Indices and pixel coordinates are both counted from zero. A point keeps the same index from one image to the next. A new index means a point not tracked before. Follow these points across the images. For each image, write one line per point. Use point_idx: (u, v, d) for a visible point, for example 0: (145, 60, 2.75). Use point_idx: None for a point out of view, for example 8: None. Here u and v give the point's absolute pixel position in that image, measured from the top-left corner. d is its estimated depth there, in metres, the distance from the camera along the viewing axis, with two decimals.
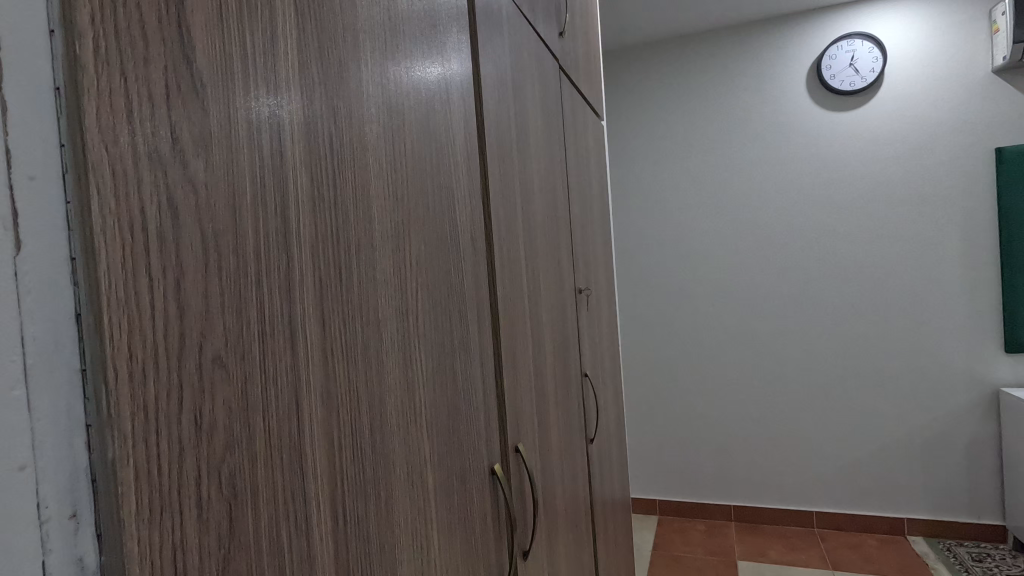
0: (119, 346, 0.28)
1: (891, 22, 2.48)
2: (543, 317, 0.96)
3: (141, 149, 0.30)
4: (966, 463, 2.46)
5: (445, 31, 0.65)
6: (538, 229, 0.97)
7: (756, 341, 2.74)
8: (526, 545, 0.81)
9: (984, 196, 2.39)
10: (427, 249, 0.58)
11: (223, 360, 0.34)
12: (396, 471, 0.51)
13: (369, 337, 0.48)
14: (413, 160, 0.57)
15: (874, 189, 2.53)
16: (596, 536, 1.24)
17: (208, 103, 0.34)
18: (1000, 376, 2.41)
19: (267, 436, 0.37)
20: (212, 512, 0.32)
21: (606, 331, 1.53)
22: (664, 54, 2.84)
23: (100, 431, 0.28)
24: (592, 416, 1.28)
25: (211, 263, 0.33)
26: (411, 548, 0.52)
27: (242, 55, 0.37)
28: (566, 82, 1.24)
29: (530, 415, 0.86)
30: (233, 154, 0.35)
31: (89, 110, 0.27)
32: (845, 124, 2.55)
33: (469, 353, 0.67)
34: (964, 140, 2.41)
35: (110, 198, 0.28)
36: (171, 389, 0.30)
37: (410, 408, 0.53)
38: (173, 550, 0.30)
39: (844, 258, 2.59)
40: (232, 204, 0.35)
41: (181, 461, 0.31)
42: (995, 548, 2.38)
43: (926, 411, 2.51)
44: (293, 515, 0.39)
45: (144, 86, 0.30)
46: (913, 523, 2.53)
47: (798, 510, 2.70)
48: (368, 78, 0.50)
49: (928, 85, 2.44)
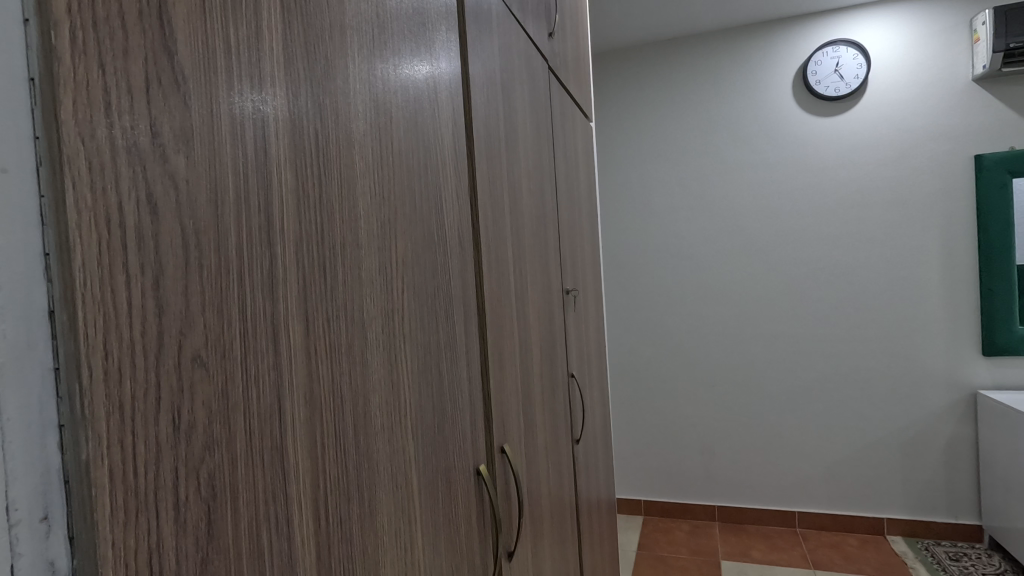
0: (95, 344, 0.27)
1: (876, 30, 2.52)
2: (530, 317, 0.96)
3: (119, 143, 0.29)
4: (944, 464, 2.51)
5: (434, 29, 0.65)
6: (526, 229, 0.97)
7: (741, 343, 2.76)
8: (511, 546, 0.80)
9: (964, 202, 2.43)
10: (413, 249, 0.58)
11: (204, 358, 0.33)
12: (380, 473, 0.50)
13: (353, 337, 0.47)
14: (399, 157, 0.56)
15: (858, 193, 2.56)
16: (582, 538, 1.25)
17: (190, 98, 0.33)
18: (977, 378, 2.46)
19: (248, 437, 0.36)
20: (191, 513, 0.32)
21: (592, 329, 1.53)
22: (654, 56, 2.84)
23: (74, 430, 0.27)
24: (579, 417, 1.29)
25: (191, 261, 0.33)
26: (394, 550, 0.52)
27: (225, 50, 0.36)
28: (555, 82, 1.24)
29: (516, 415, 0.86)
30: (215, 149, 0.35)
31: (65, 101, 0.27)
32: (829, 129, 2.59)
33: (456, 353, 0.67)
34: (945, 146, 2.45)
35: (86, 191, 0.27)
36: (148, 388, 0.30)
37: (396, 408, 0.53)
38: (149, 553, 0.29)
39: (827, 260, 2.62)
40: (214, 200, 0.34)
41: (157, 463, 0.30)
42: (971, 547, 2.42)
43: (906, 413, 2.55)
44: (273, 516, 0.38)
45: (123, 78, 0.29)
46: (893, 523, 2.57)
47: (781, 510, 2.73)
48: (356, 75, 0.50)
49: (910, 91, 2.48)
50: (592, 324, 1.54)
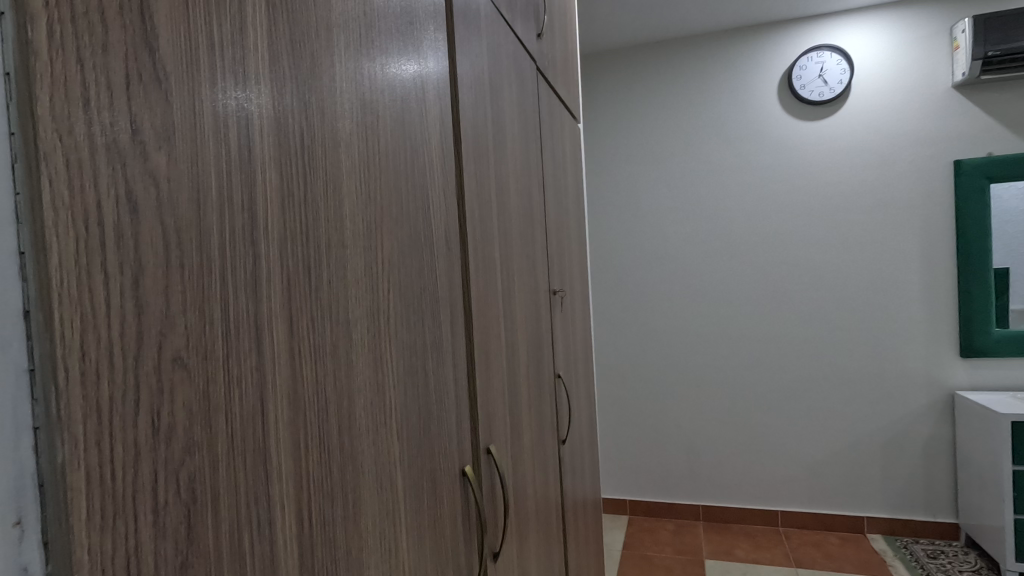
0: (72, 345, 0.27)
1: (860, 36, 2.56)
2: (517, 316, 0.96)
3: (98, 140, 0.28)
4: (923, 463, 2.56)
5: (422, 28, 0.65)
6: (513, 227, 0.97)
7: (726, 344, 2.79)
8: (496, 546, 0.80)
9: (944, 206, 2.48)
10: (400, 249, 0.58)
11: (185, 359, 0.33)
12: (365, 475, 0.50)
13: (338, 338, 0.47)
14: (385, 155, 0.56)
15: (841, 196, 2.60)
16: (567, 537, 1.25)
17: (172, 95, 0.33)
18: (955, 379, 2.51)
19: (230, 439, 0.36)
20: (171, 516, 0.31)
21: (578, 326, 1.54)
22: (643, 58, 2.86)
23: (50, 433, 0.26)
24: (565, 417, 1.29)
25: (172, 261, 0.32)
26: (379, 552, 0.52)
27: (208, 45, 0.36)
28: (543, 82, 1.24)
29: (502, 414, 0.86)
30: (197, 148, 0.34)
31: (41, 96, 0.26)
32: (813, 133, 2.62)
33: (442, 353, 0.66)
34: (925, 152, 2.50)
35: (63, 190, 0.27)
36: (127, 389, 0.29)
37: (380, 408, 0.53)
38: (127, 558, 0.29)
39: (810, 262, 2.65)
40: (196, 199, 0.34)
41: (136, 465, 0.29)
42: (948, 545, 2.48)
43: (887, 413, 2.59)
44: (255, 519, 0.38)
45: (103, 74, 0.29)
46: (873, 522, 2.61)
47: (764, 510, 2.75)
48: (342, 73, 0.49)
49: (892, 97, 2.52)
50: (579, 323, 1.54)
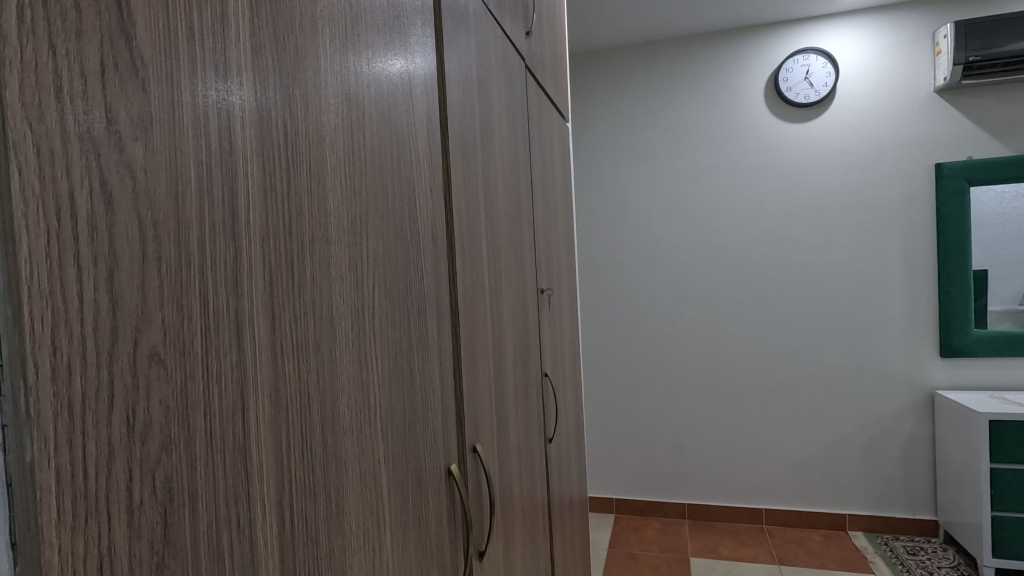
0: (42, 341, 0.26)
1: (845, 40, 2.59)
2: (504, 315, 0.96)
3: (71, 131, 0.28)
4: (903, 461, 2.60)
5: (409, 23, 0.64)
6: (501, 226, 0.97)
7: (711, 343, 2.81)
8: (481, 546, 0.80)
9: (925, 208, 2.52)
10: (384, 246, 0.57)
11: (162, 356, 0.32)
12: (349, 474, 0.49)
13: (321, 334, 0.46)
14: (370, 149, 0.55)
15: (825, 197, 2.63)
16: (553, 535, 1.25)
17: (150, 85, 0.32)
18: (934, 379, 2.55)
19: (208, 437, 0.35)
20: (146, 516, 0.30)
21: (566, 323, 1.54)
22: (632, 58, 2.87)
23: (17, 431, 0.26)
24: (552, 415, 1.29)
25: (148, 255, 0.31)
26: (363, 552, 0.51)
27: (188, 34, 0.35)
28: (531, 81, 1.24)
29: (488, 413, 0.85)
30: (176, 137, 0.33)
31: (12, 85, 0.25)
32: (799, 136, 2.65)
33: (427, 352, 0.66)
34: (907, 155, 2.53)
35: (34, 179, 0.26)
36: (101, 387, 0.28)
37: (364, 407, 0.52)
38: (98, 559, 0.28)
39: (795, 263, 2.68)
40: (175, 191, 0.33)
41: (110, 465, 0.29)
42: (927, 541, 2.52)
43: (868, 412, 2.63)
44: (235, 520, 0.37)
45: (77, 61, 0.28)
46: (855, 519, 2.65)
47: (748, 508, 2.78)
48: (327, 68, 0.49)
49: (876, 100, 2.56)
50: (566, 321, 1.54)
